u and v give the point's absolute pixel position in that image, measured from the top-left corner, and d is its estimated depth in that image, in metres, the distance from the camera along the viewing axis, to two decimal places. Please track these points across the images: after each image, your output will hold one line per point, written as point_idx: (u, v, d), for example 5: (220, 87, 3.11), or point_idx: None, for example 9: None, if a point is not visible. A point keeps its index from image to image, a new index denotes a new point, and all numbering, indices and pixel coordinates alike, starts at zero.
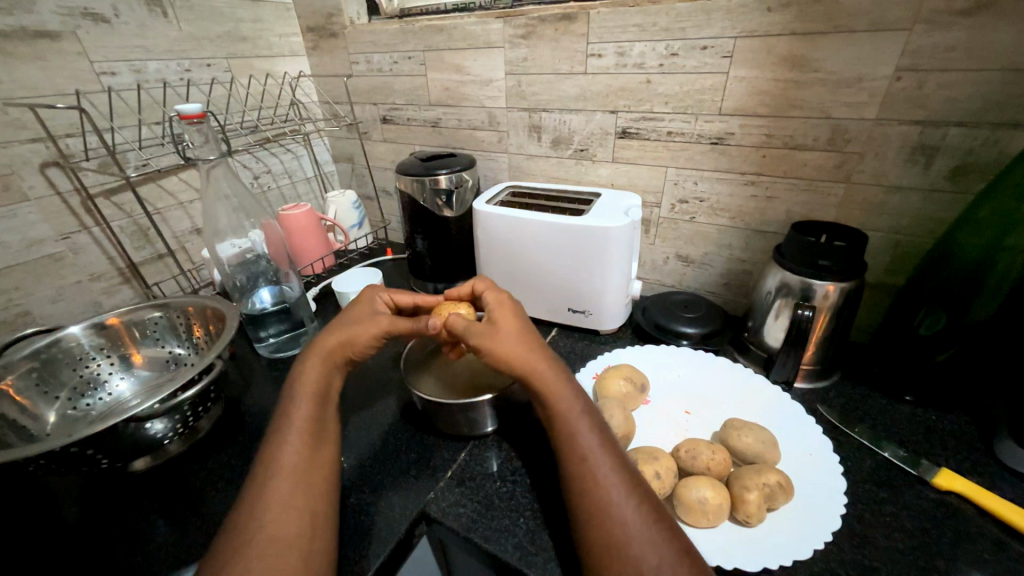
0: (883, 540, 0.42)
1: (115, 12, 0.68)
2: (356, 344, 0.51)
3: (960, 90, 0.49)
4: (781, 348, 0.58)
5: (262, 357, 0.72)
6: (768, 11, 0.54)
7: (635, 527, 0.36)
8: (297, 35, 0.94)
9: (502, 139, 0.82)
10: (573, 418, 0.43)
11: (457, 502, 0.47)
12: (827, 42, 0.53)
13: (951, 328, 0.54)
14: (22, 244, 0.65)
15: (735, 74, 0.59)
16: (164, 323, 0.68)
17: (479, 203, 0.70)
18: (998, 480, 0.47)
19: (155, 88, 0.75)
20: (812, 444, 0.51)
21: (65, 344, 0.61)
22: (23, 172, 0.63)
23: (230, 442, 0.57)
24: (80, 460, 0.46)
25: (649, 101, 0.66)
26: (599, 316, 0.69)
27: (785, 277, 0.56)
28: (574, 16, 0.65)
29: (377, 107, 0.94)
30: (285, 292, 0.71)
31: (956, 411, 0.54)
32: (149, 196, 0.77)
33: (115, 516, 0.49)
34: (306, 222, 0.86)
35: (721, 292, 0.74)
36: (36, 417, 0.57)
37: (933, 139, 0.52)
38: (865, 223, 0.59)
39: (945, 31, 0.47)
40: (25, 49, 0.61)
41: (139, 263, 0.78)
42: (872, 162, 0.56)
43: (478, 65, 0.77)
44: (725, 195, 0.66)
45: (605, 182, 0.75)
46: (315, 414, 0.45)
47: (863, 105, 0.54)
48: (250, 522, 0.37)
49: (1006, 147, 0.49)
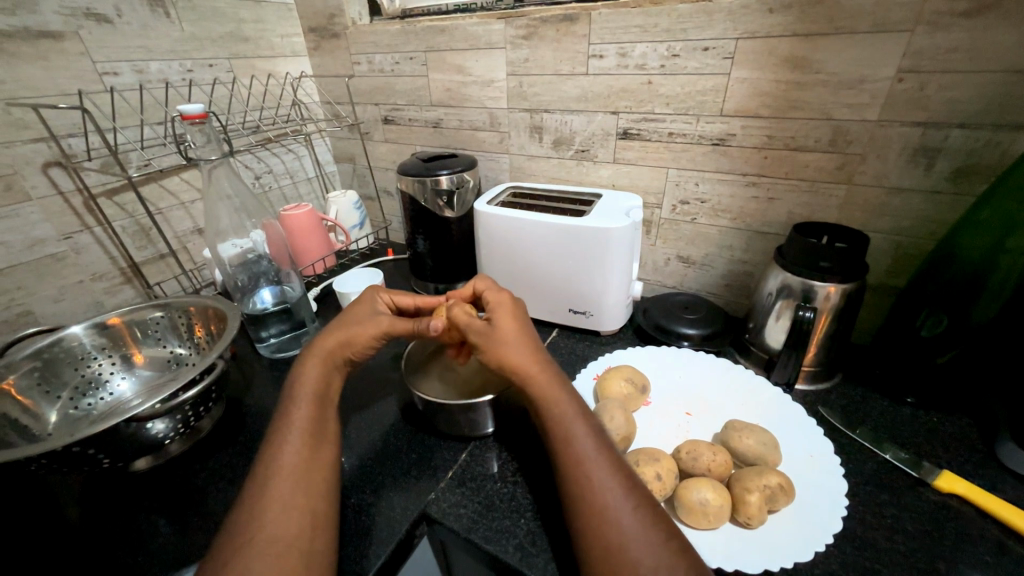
0: (884, 542, 0.42)
1: (118, 13, 0.68)
2: (356, 345, 0.51)
3: (962, 92, 0.49)
4: (782, 350, 0.58)
5: (263, 357, 0.72)
6: (770, 13, 0.54)
7: (631, 531, 0.36)
8: (299, 35, 0.94)
9: (503, 139, 0.82)
10: (570, 421, 0.43)
11: (457, 503, 0.48)
12: (829, 44, 0.53)
13: (953, 330, 0.54)
14: (25, 243, 0.65)
15: (736, 75, 0.59)
16: (165, 323, 0.68)
17: (479, 203, 0.70)
18: (1000, 482, 0.47)
19: (158, 88, 0.75)
20: (813, 445, 0.51)
21: (67, 344, 0.61)
22: (25, 172, 0.63)
23: (231, 442, 0.57)
24: (82, 459, 0.46)
25: (650, 103, 0.66)
26: (599, 317, 0.69)
27: (786, 278, 0.56)
28: (576, 17, 0.65)
29: (378, 108, 0.94)
30: (286, 292, 0.71)
31: (958, 413, 0.54)
32: (151, 196, 0.77)
33: (117, 515, 0.49)
34: (307, 223, 0.86)
35: (722, 293, 0.74)
36: (38, 417, 0.57)
37: (934, 141, 0.52)
38: (867, 224, 0.59)
39: (947, 32, 0.47)
40: (28, 49, 0.61)
41: (140, 263, 0.78)
42: (874, 163, 0.56)
43: (479, 66, 0.77)
44: (726, 196, 0.66)
45: (606, 182, 0.75)
46: (314, 415, 0.46)
47: (865, 106, 0.54)
48: (251, 522, 0.37)
49: (1008, 149, 0.49)
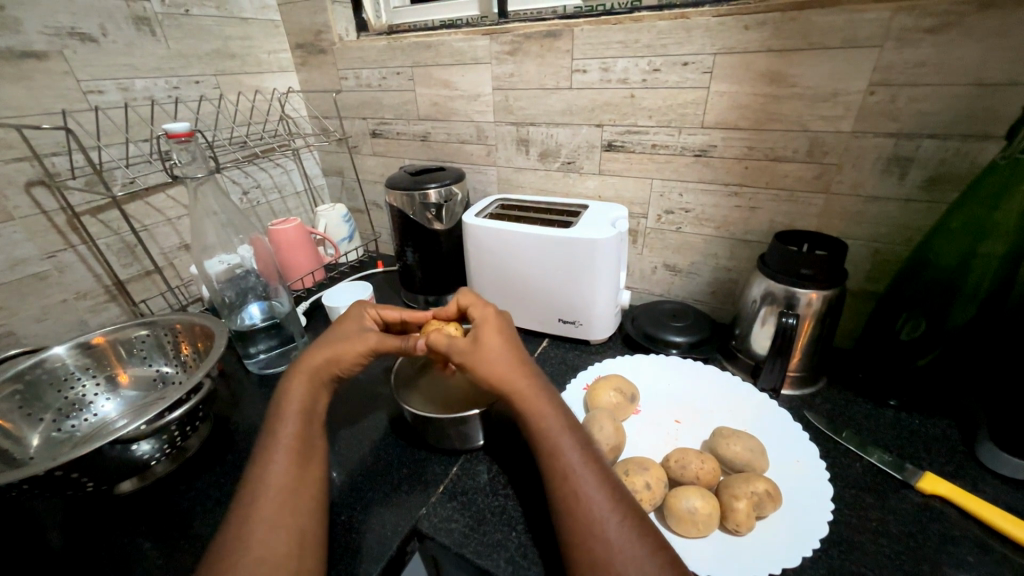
0: (870, 545, 0.43)
1: (102, 31, 0.68)
2: (344, 362, 0.51)
3: (930, 104, 0.51)
4: (767, 355, 0.59)
5: (252, 373, 0.71)
6: (746, 29, 0.56)
7: (618, 543, 0.36)
8: (286, 51, 0.95)
9: (490, 152, 0.83)
10: (556, 435, 0.43)
11: (449, 518, 0.47)
12: (803, 58, 0.54)
13: (931, 333, 0.56)
14: (7, 263, 0.64)
15: (716, 89, 0.60)
16: (151, 341, 0.67)
17: (467, 216, 0.70)
18: (980, 482, 0.48)
19: (143, 106, 0.75)
20: (799, 450, 0.52)
21: (49, 365, 0.60)
22: (8, 192, 0.62)
23: (219, 461, 0.57)
24: (65, 483, 0.45)
25: (633, 116, 0.67)
26: (588, 327, 0.70)
27: (769, 286, 0.57)
28: (559, 33, 0.67)
29: (366, 122, 0.95)
30: (275, 308, 0.71)
31: (940, 415, 0.56)
32: (137, 213, 0.76)
33: (101, 540, 0.48)
34: (295, 236, 0.86)
35: (708, 301, 0.76)
36: (20, 441, 0.56)
37: (907, 151, 0.54)
38: (845, 231, 0.61)
39: (914, 47, 0.49)
40: (12, 69, 0.61)
41: (126, 280, 0.78)
42: (850, 172, 0.57)
43: (465, 81, 0.78)
44: (710, 205, 0.68)
45: (593, 193, 0.76)
46: (302, 432, 0.45)
47: (838, 118, 0.55)
48: (237, 544, 0.37)
49: (976, 158, 0.51)
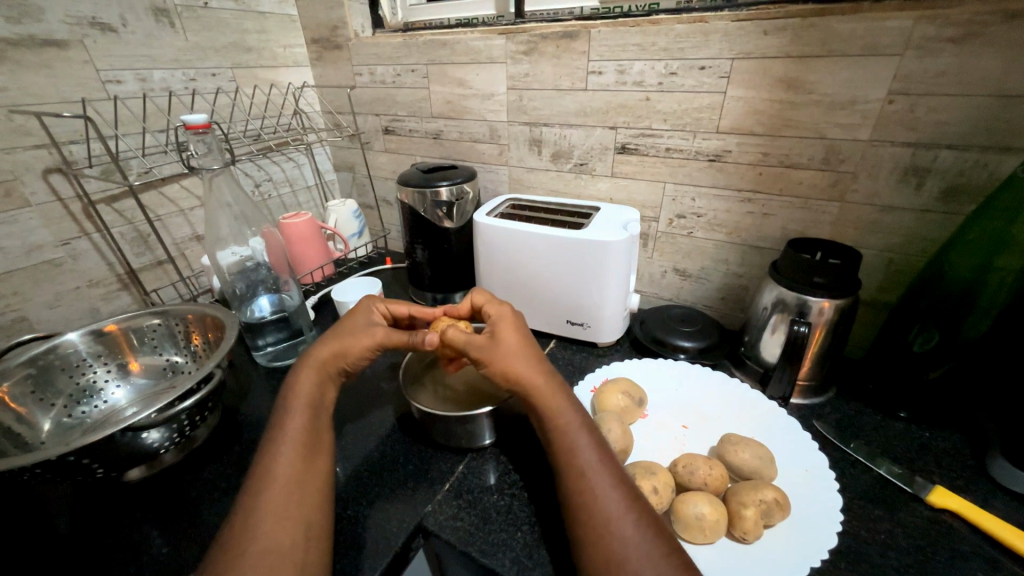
0: (879, 558, 0.42)
1: (123, 22, 0.69)
2: (351, 356, 0.51)
3: (949, 114, 0.50)
4: (778, 363, 0.58)
5: (260, 366, 0.71)
6: (765, 34, 0.55)
7: (633, 542, 0.36)
8: (302, 46, 0.95)
9: (502, 151, 0.83)
10: (571, 433, 0.43)
11: (455, 516, 0.47)
12: (822, 65, 0.54)
13: (943, 345, 0.55)
14: (22, 249, 0.65)
15: (732, 94, 0.60)
16: (163, 330, 0.68)
17: (479, 214, 0.71)
18: (992, 498, 0.47)
19: (160, 97, 0.76)
20: (808, 460, 0.51)
21: (62, 351, 0.61)
22: (25, 178, 0.63)
23: (227, 451, 0.57)
24: (76, 469, 0.45)
25: (648, 118, 0.67)
26: (597, 329, 0.70)
27: (781, 293, 0.57)
28: (576, 35, 0.67)
29: (379, 118, 0.95)
30: (284, 301, 0.71)
31: (951, 429, 0.55)
32: (151, 203, 0.77)
33: (108, 526, 0.48)
34: (306, 230, 0.86)
35: (718, 306, 0.75)
36: (31, 426, 0.57)
37: (924, 161, 0.53)
38: (858, 240, 0.61)
39: (935, 56, 0.49)
40: (33, 57, 0.61)
41: (138, 269, 0.78)
42: (866, 182, 0.57)
43: (480, 80, 0.78)
44: (722, 211, 0.67)
45: (604, 196, 0.76)
46: (308, 424, 0.45)
47: (856, 126, 0.55)
48: (244, 534, 0.37)
49: (996, 171, 0.51)
